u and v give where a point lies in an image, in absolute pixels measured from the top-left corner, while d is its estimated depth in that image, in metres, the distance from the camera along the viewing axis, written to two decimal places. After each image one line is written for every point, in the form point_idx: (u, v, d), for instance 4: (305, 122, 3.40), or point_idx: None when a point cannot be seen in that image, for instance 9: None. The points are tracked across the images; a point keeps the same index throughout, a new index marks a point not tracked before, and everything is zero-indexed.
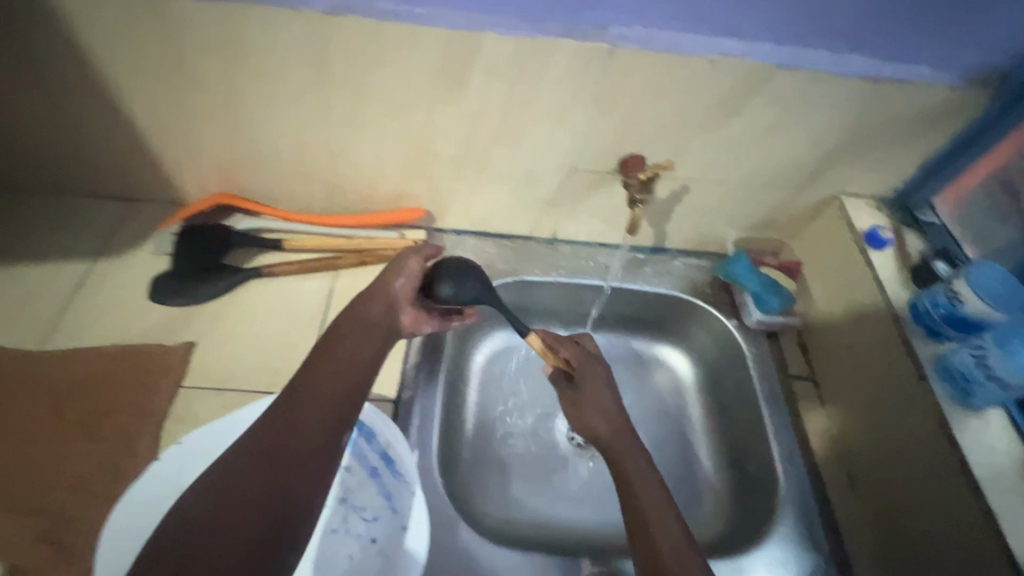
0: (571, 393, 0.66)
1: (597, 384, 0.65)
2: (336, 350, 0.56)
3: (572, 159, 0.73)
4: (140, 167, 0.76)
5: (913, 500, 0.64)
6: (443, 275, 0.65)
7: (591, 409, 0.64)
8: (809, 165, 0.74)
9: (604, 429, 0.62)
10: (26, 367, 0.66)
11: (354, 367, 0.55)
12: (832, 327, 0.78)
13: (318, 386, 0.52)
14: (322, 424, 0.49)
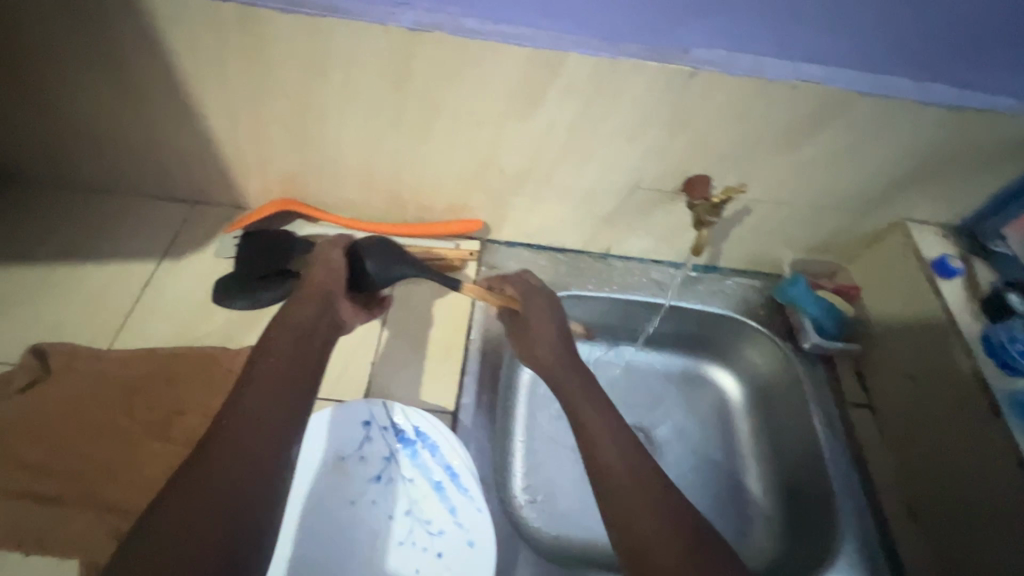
0: (521, 324, 0.70)
1: (538, 315, 0.70)
2: (274, 345, 0.56)
3: (637, 178, 0.72)
4: (208, 170, 0.78)
5: (984, 537, 0.63)
6: (366, 256, 0.69)
7: (540, 339, 0.68)
8: (877, 191, 0.73)
9: (549, 356, 0.67)
10: (97, 364, 0.68)
11: (296, 359, 0.55)
12: (892, 355, 0.76)
13: (262, 381, 0.52)
14: (271, 413, 0.50)
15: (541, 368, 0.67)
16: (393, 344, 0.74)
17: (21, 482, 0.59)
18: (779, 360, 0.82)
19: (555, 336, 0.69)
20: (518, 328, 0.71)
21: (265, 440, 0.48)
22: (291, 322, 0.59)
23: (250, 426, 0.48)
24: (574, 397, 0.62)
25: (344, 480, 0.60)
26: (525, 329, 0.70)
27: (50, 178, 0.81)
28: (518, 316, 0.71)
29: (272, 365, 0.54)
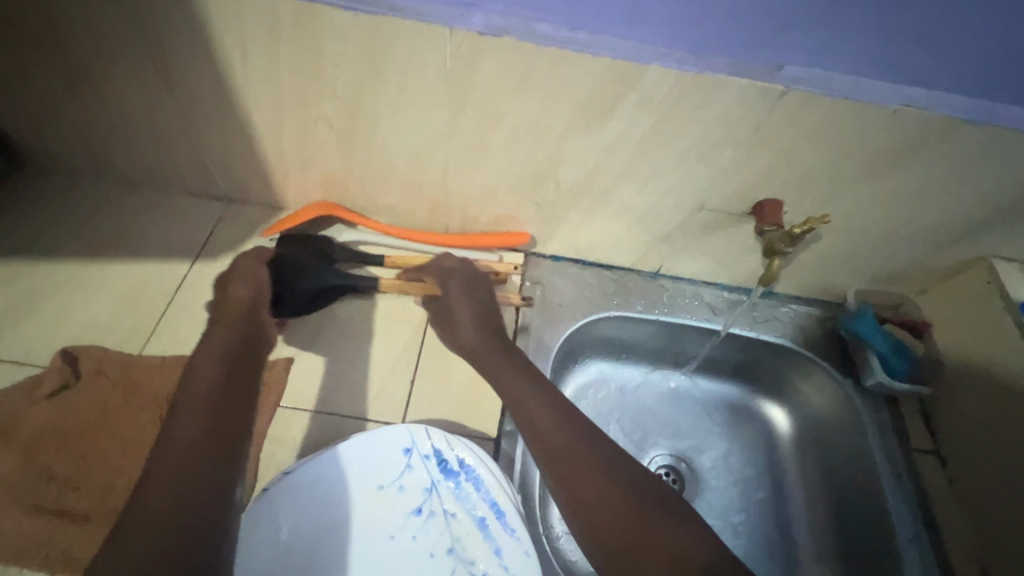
0: (441, 307, 0.72)
1: (460, 295, 0.72)
2: (198, 378, 0.54)
3: (703, 198, 0.67)
4: (248, 168, 0.74)
5: None
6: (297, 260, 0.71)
7: (461, 323, 0.69)
8: (963, 223, 0.67)
9: (470, 338, 0.68)
10: (127, 369, 0.65)
11: (224, 388, 0.54)
12: (967, 400, 0.71)
13: (188, 415, 0.50)
14: (204, 441, 0.48)
15: (467, 353, 0.69)
16: (433, 362, 0.71)
17: (49, 494, 0.57)
18: (840, 399, 0.77)
19: (471, 319, 0.69)
20: (445, 317, 0.72)
21: (202, 469, 0.46)
22: (214, 353, 0.57)
23: (181, 457, 0.46)
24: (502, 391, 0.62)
25: (384, 511, 0.57)
26: (449, 317, 0.71)
27: (86, 167, 0.79)
28: (443, 307, 0.72)
29: (200, 395, 0.52)
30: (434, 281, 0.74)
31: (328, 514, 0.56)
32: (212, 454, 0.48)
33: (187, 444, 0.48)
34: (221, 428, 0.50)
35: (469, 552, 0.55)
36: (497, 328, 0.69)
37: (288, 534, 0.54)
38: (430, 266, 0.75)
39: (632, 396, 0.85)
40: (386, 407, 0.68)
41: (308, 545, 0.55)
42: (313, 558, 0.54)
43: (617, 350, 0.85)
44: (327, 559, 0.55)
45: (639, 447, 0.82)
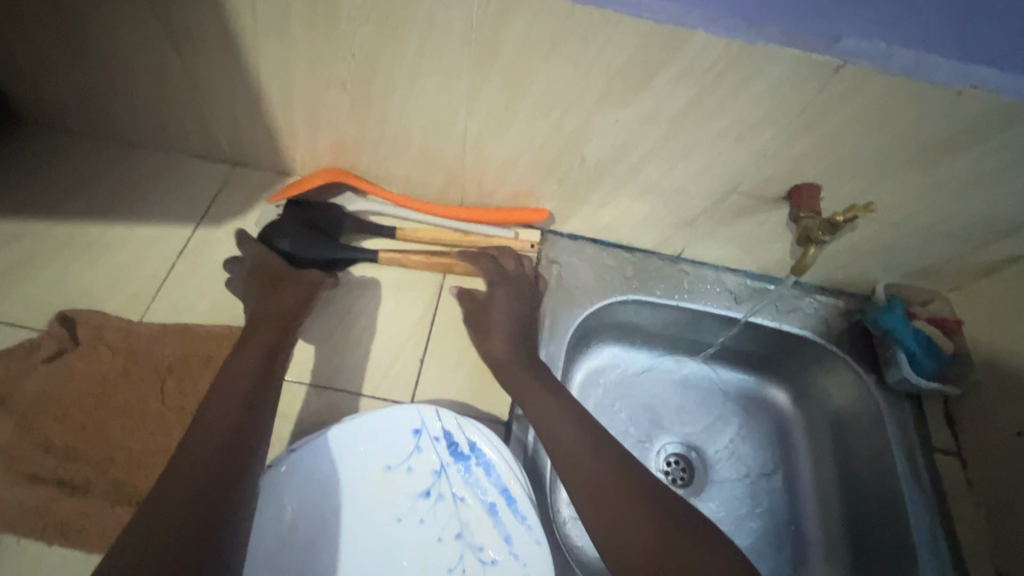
0: (475, 315, 0.69)
1: (496, 308, 0.68)
2: (237, 364, 0.54)
3: (736, 180, 0.63)
4: (255, 131, 0.70)
5: None
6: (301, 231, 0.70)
7: (496, 334, 0.66)
8: (1010, 220, 0.63)
9: (501, 351, 0.65)
10: (128, 338, 0.62)
11: (260, 373, 0.54)
12: (996, 403, 0.69)
13: (224, 394, 0.50)
14: (237, 419, 0.48)
15: (495, 366, 0.65)
16: (444, 341, 0.69)
17: (45, 464, 0.55)
18: (861, 395, 0.74)
19: (507, 331, 0.66)
20: (482, 324, 0.68)
21: (231, 445, 0.46)
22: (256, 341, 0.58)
23: (215, 431, 0.46)
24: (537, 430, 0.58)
25: (391, 492, 0.55)
26: (487, 323, 0.68)
27: (84, 126, 0.75)
28: (481, 312, 0.69)
29: (239, 379, 0.52)
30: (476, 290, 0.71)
31: (333, 495, 0.54)
32: (243, 433, 0.47)
33: (222, 421, 0.48)
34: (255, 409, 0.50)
35: (479, 539, 0.54)
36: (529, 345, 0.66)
37: (292, 514, 0.52)
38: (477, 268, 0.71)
39: (645, 383, 0.83)
40: (395, 386, 0.65)
41: (313, 525, 0.53)
42: (319, 540, 0.52)
43: (632, 335, 0.82)
44: (332, 541, 0.53)
45: (651, 436, 0.80)
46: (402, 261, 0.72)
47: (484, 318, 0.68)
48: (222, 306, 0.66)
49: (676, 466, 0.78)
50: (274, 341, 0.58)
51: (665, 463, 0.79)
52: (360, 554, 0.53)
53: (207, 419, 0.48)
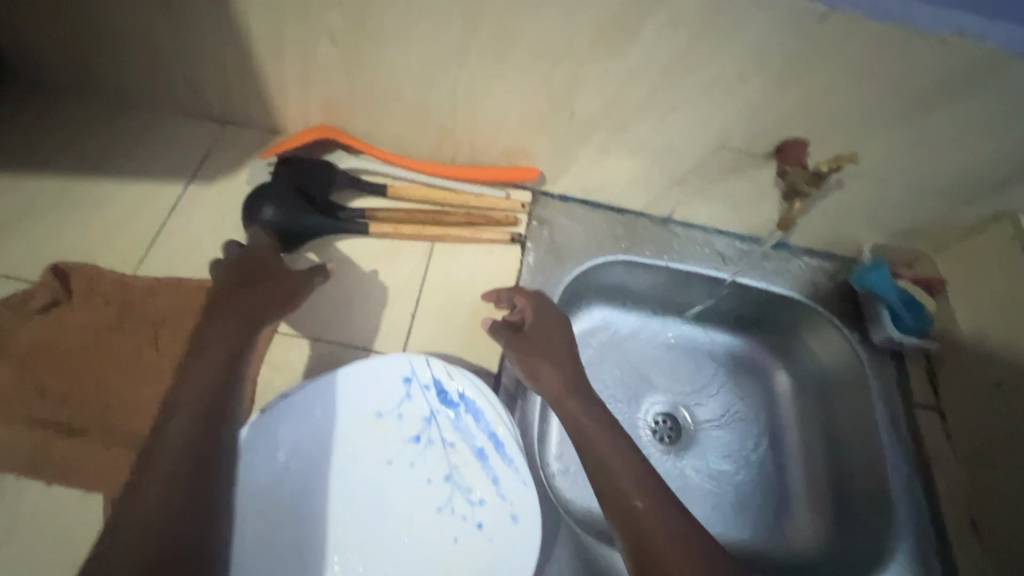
0: (520, 341, 0.61)
1: (545, 334, 0.62)
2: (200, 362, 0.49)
3: (724, 136, 0.64)
4: (244, 87, 0.70)
5: None
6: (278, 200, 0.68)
7: (550, 363, 0.59)
8: (993, 176, 0.64)
9: (557, 381, 0.58)
10: (121, 290, 0.63)
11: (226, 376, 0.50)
12: (975, 359, 0.70)
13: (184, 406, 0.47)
14: (203, 422, 0.47)
15: (550, 398, 0.58)
16: (434, 297, 0.70)
17: (41, 410, 0.56)
18: (845, 354, 0.75)
19: (566, 356, 0.61)
20: (543, 351, 0.60)
21: (203, 443, 0.46)
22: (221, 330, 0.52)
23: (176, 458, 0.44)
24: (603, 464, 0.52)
25: (381, 438, 0.57)
26: (547, 350, 0.60)
27: (71, 83, 0.74)
28: (538, 339, 0.61)
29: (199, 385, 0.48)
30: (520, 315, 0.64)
31: (326, 438, 0.56)
32: (206, 460, 0.46)
33: (182, 442, 0.45)
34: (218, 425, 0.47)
35: (467, 481, 0.56)
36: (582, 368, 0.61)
37: (285, 456, 0.54)
38: (517, 299, 0.66)
39: (635, 345, 0.84)
40: (387, 338, 0.67)
41: (306, 467, 0.54)
42: (312, 481, 0.54)
43: (622, 297, 0.83)
44: (324, 481, 0.54)
45: (639, 396, 0.81)
46: (390, 233, 0.71)
47: (543, 345, 0.61)
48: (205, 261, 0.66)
49: (663, 424, 0.80)
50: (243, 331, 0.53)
51: (652, 422, 0.80)
52: (353, 493, 0.55)
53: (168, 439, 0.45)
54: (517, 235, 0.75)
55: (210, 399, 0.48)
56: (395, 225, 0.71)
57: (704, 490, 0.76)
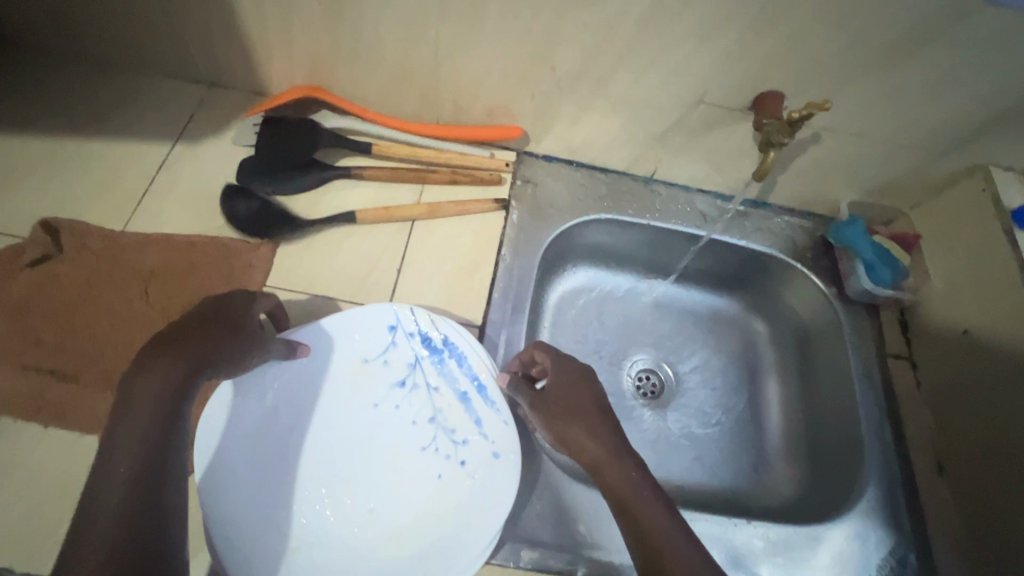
0: (540, 396, 0.57)
1: (566, 385, 0.57)
2: (128, 425, 0.37)
3: (704, 89, 0.65)
4: (227, 47, 0.70)
5: (1003, 486, 0.62)
6: (247, 193, 0.70)
7: (575, 427, 0.53)
8: (963, 128, 0.66)
9: (586, 445, 0.52)
10: (112, 246, 0.65)
11: (161, 439, 0.38)
12: (944, 310, 0.72)
13: (115, 474, 0.36)
14: (177, 403, 0.39)
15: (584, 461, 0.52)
16: (420, 253, 0.71)
17: (34, 357, 0.58)
18: (823, 308, 0.78)
19: (594, 408, 0.55)
20: (573, 412, 0.54)
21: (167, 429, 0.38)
22: (153, 384, 0.39)
23: (103, 549, 0.33)
24: (627, 505, 0.48)
25: (369, 382, 0.60)
26: (576, 411, 0.54)
27: (54, 45, 0.74)
28: (564, 396, 0.56)
29: (122, 458, 0.36)
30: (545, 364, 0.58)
31: (314, 382, 0.59)
32: (163, 495, 0.36)
33: (138, 447, 0.37)
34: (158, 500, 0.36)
35: (452, 422, 0.59)
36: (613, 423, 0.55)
37: (275, 398, 0.57)
38: (527, 351, 0.59)
39: (619, 304, 0.86)
40: (374, 292, 0.68)
41: (294, 409, 0.58)
42: (300, 421, 0.57)
43: (605, 258, 0.85)
44: (313, 422, 0.58)
45: (622, 353, 0.83)
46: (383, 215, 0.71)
47: (573, 403, 0.55)
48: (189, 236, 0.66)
49: (647, 380, 0.82)
50: (180, 387, 0.40)
51: (636, 378, 0.82)
52: (341, 432, 0.58)
53: (100, 515, 0.34)
54: (503, 202, 0.75)
55: (163, 404, 0.39)
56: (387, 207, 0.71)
57: (686, 442, 0.78)
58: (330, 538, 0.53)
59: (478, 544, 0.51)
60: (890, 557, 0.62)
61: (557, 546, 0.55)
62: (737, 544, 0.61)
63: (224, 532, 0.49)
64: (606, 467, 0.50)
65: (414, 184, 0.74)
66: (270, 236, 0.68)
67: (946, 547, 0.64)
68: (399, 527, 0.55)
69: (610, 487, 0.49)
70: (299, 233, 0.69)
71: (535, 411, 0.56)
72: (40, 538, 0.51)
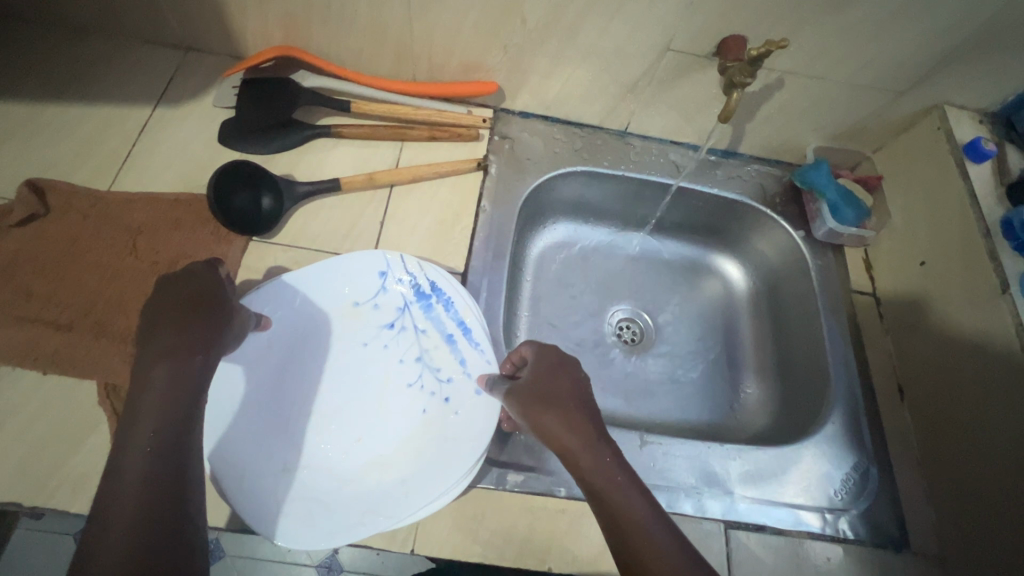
0: (517, 387, 0.53)
1: (546, 373, 0.53)
2: (149, 406, 0.44)
3: (669, 36, 0.67)
4: (201, 10, 0.71)
5: (956, 403, 0.66)
6: (237, 187, 0.67)
7: (553, 418, 0.49)
8: (916, 67, 0.69)
9: (563, 435, 0.48)
10: (98, 204, 0.66)
11: (177, 417, 0.44)
12: (903, 246, 0.76)
13: (134, 447, 0.42)
14: (180, 403, 0.45)
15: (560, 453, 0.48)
16: (401, 206, 0.73)
17: (28, 309, 0.59)
18: (791, 250, 0.81)
19: (572, 399, 0.50)
20: (547, 397, 0.50)
21: (174, 423, 0.44)
22: (163, 374, 0.45)
23: (133, 505, 0.40)
24: (600, 491, 0.45)
25: (357, 323, 0.63)
26: (553, 398, 0.50)
27: (27, 12, 0.74)
28: (540, 382, 0.52)
29: (144, 432, 0.43)
30: (532, 355, 0.55)
31: (305, 323, 0.62)
32: (177, 479, 0.42)
33: (147, 439, 0.42)
34: (177, 470, 0.42)
35: (440, 362, 0.62)
36: (597, 418, 0.50)
37: (268, 339, 0.59)
38: (516, 348, 0.57)
39: (598, 257, 0.89)
40: (357, 244, 0.70)
41: (287, 346, 0.60)
42: (291, 360, 0.60)
43: (585, 211, 0.87)
44: (307, 359, 0.61)
45: (603, 303, 0.86)
46: (364, 182, 0.71)
47: (547, 391, 0.51)
48: (174, 193, 0.68)
49: (628, 329, 0.85)
50: (189, 376, 0.46)
51: (617, 327, 0.85)
52: (330, 369, 0.62)
53: (126, 477, 0.41)
54: (481, 160, 0.76)
55: (169, 401, 0.44)
56: (368, 175, 0.71)
57: (667, 384, 0.81)
58: (320, 463, 0.57)
59: (461, 467, 0.54)
60: (855, 472, 0.66)
61: (541, 470, 0.58)
62: (712, 465, 0.65)
63: (226, 467, 0.52)
64: (584, 460, 0.46)
65: (393, 141, 0.76)
66: (242, 230, 0.66)
67: (906, 463, 0.68)
68: (383, 456, 0.58)
69: (583, 475, 0.46)
70: (271, 230, 0.68)
71: (511, 401, 0.53)
72: (44, 475, 0.53)
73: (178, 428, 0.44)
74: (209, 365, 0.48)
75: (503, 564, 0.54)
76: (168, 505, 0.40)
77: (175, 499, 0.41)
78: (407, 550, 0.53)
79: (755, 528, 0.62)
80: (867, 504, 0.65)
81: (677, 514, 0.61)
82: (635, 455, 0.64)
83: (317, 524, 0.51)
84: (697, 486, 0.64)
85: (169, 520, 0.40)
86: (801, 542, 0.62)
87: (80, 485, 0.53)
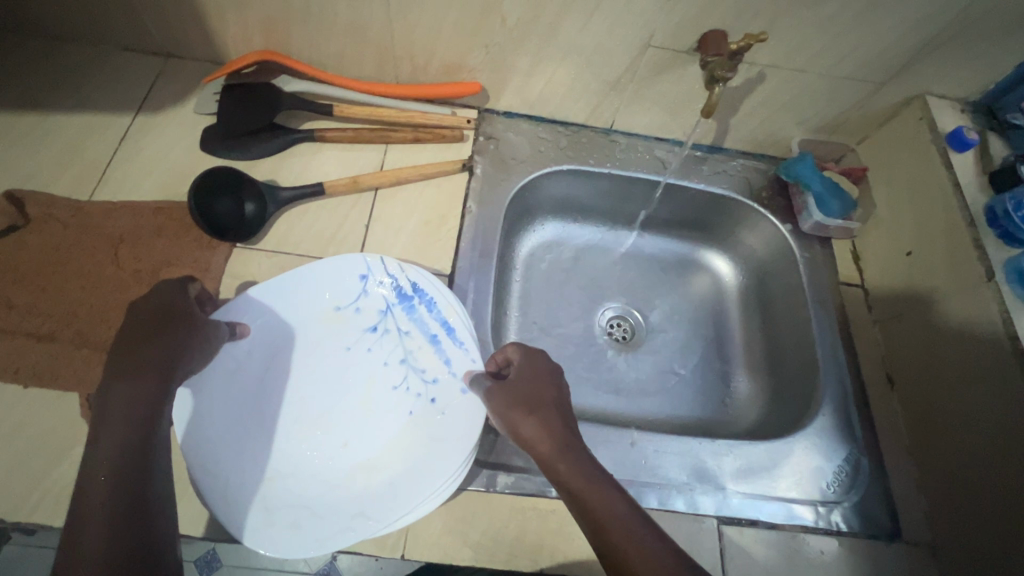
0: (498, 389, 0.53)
1: (526, 377, 0.53)
2: (110, 429, 0.43)
3: (649, 33, 0.67)
4: (181, 16, 0.70)
5: (947, 392, 0.65)
6: (218, 192, 0.66)
7: (533, 422, 0.49)
8: (898, 58, 0.69)
9: (543, 440, 0.48)
10: (78, 213, 0.66)
11: (140, 437, 0.43)
12: (890, 236, 0.76)
13: (97, 469, 0.41)
14: (143, 422, 0.44)
15: (539, 457, 0.48)
16: (386, 208, 0.72)
17: (9, 321, 0.59)
18: (779, 243, 0.81)
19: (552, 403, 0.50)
20: (528, 402, 0.50)
21: (137, 443, 0.43)
22: (125, 394, 0.45)
23: (98, 527, 0.39)
24: (580, 494, 0.44)
25: (342, 328, 0.63)
26: (534, 402, 0.50)
27: (4, 21, 0.73)
28: (523, 386, 0.52)
29: (105, 456, 0.42)
30: (514, 358, 0.55)
31: (287, 328, 0.61)
32: (141, 499, 0.41)
33: (108, 461, 0.42)
34: (141, 494, 0.42)
35: (426, 363, 0.62)
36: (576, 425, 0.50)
37: (251, 345, 0.59)
38: (500, 350, 0.57)
39: (587, 254, 0.89)
40: (343, 247, 0.69)
41: (271, 351, 0.60)
42: (275, 366, 0.60)
43: (572, 210, 0.87)
44: (291, 364, 0.61)
45: (593, 302, 0.86)
46: (349, 186, 0.71)
47: (531, 393, 0.51)
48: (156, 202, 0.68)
49: (619, 327, 0.85)
50: (151, 393, 0.45)
51: (607, 325, 0.85)
52: (315, 374, 0.61)
53: (91, 499, 0.40)
54: (467, 161, 0.76)
55: (132, 421, 0.44)
56: (352, 178, 0.71)
57: (658, 381, 0.81)
58: (308, 470, 0.56)
59: (451, 468, 0.54)
60: (847, 464, 0.66)
61: (531, 470, 0.58)
62: (704, 461, 0.65)
63: (208, 479, 0.51)
64: (563, 463, 0.46)
65: (377, 144, 0.76)
66: (225, 236, 0.66)
67: (897, 453, 0.68)
68: (371, 460, 0.58)
69: (563, 480, 0.46)
70: (256, 236, 0.68)
71: (492, 407, 0.53)
72: (27, 488, 0.52)
73: (141, 448, 0.43)
74: (172, 384, 0.47)
75: (494, 566, 0.54)
76: (131, 526, 0.40)
77: (139, 520, 0.41)
78: (398, 555, 0.53)
79: (748, 523, 0.62)
80: (859, 496, 0.65)
81: (668, 509, 0.61)
82: (625, 453, 0.64)
83: (305, 531, 0.51)
84: (688, 482, 0.63)
85: (132, 543, 0.39)
86: (794, 536, 0.62)
87: (63, 497, 0.52)
